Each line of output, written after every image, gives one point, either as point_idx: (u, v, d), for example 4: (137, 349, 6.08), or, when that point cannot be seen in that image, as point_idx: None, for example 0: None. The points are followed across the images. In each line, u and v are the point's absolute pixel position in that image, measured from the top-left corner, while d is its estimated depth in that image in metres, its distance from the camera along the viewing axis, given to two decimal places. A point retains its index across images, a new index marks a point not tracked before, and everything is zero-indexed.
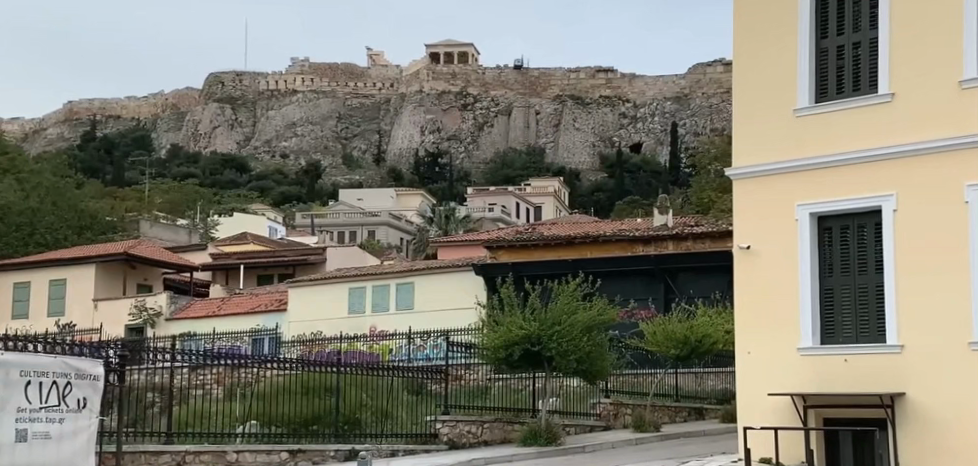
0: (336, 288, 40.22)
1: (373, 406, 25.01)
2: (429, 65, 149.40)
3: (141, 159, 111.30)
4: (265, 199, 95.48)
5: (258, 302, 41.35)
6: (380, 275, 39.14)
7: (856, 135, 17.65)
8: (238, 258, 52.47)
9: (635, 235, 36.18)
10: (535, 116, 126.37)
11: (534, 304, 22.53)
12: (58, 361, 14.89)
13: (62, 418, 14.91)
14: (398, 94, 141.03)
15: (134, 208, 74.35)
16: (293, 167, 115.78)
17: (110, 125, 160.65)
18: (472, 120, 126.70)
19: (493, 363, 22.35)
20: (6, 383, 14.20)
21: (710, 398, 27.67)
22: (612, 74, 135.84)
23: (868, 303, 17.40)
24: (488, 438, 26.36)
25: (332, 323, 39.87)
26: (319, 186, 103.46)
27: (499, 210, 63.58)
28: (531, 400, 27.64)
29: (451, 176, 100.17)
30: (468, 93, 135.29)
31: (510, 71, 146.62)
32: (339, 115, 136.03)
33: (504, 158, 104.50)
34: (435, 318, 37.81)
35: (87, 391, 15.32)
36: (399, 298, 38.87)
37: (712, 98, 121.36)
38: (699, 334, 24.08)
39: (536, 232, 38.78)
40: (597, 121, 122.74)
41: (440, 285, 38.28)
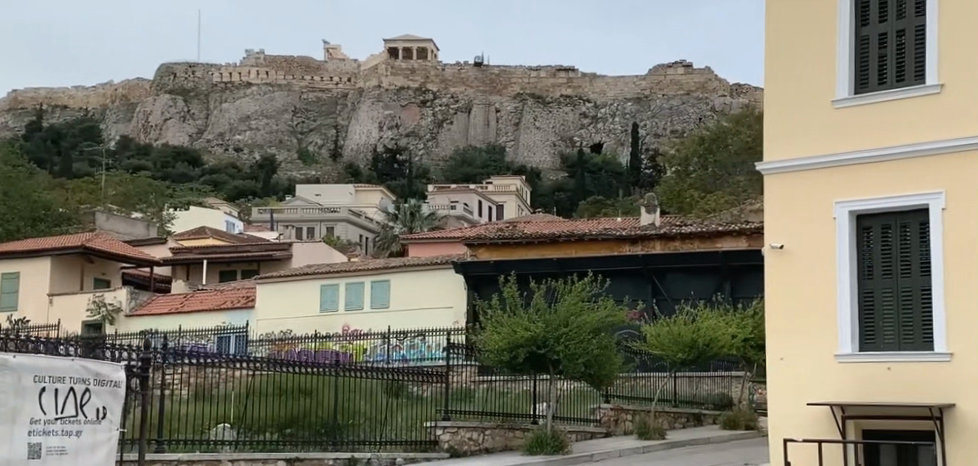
0: (306, 285, 38.92)
1: (372, 416, 23.84)
2: (387, 60, 148.02)
3: (91, 150, 108.86)
4: (218, 193, 93.60)
5: (225, 298, 40.09)
6: (353, 273, 37.72)
7: (902, 127, 17.49)
8: (200, 253, 50.97)
9: (621, 234, 34.86)
10: (495, 114, 126.77)
11: (539, 305, 21.32)
12: (75, 366, 14.24)
13: (80, 429, 14.24)
14: (355, 89, 139.47)
15: (88, 200, 72.27)
16: (247, 161, 113.90)
17: (58, 115, 157.13)
18: (432, 117, 125.93)
19: (496, 366, 21.15)
20: (19, 389, 13.47)
21: (706, 403, 26.57)
22: (573, 74, 135.39)
23: (912, 306, 17.20)
24: (488, 445, 25.18)
25: (302, 322, 38.65)
26: (274, 181, 101.69)
27: (462, 208, 62.45)
28: (531, 403, 26.39)
29: (411, 173, 99.09)
30: (427, 89, 133.97)
31: (471, 67, 145.46)
32: (295, 109, 134.24)
33: (464, 156, 103.43)
34: (411, 317, 36.51)
35: (106, 400, 14.69)
36: (373, 296, 37.49)
37: (672, 100, 120.88)
38: (706, 338, 23.05)
39: (517, 228, 37.78)
40: (557, 120, 122.30)
41: (415, 282, 36.92)
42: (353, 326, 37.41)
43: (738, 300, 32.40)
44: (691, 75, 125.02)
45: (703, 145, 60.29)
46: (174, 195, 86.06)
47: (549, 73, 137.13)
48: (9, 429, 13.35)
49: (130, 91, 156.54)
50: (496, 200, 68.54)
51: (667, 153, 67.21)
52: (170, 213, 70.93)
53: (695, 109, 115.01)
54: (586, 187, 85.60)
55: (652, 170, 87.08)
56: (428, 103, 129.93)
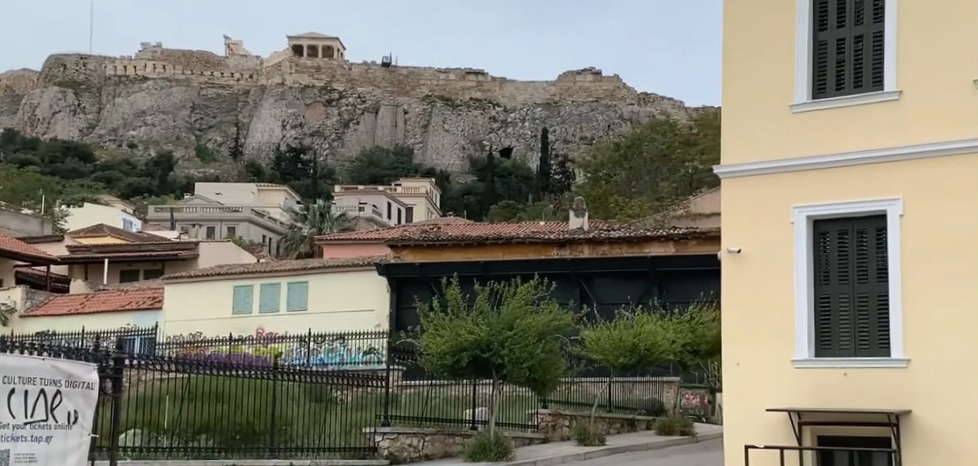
0: (218, 286, 37.78)
1: (301, 423, 22.74)
2: (291, 58, 146.35)
3: None
4: (112, 191, 91.12)
5: (130, 299, 38.85)
6: (270, 273, 36.81)
7: (860, 133, 17.13)
8: (98, 251, 49.30)
9: (549, 238, 34.74)
10: (403, 115, 124.79)
11: (483, 309, 20.91)
12: (47, 367, 12.91)
13: (50, 436, 12.92)
14: (257, 87, 137.46)
15: None
16: (142, 158, 111.27)
17: None
18: (337, 117, 124.61)
19: (438, 371, 20.73)
20: None
21: (639, 408, 26.02)
22: (482, 78, 135.66)
23: (868, 312, 16.80)
24: (429, 451, 24.44)
25: (213, 324, 37.56)
26: (170, 179, 99.51)
27: (370, 209, 61.52)
28: (466, 408, 26.00)
29: (315, 174, 97.95)
30: (332, 88, 132.55)
31: (377, 67, 144.49)
32: (193, 106, 131.72)
33: (371, 157, 102.66)
34: (329, 319, 35.69)
35: (79, 403, 13.38)
36: (290, 298, 36.61)
37: (581, 106, 121.45)
38: (647, 343, 22.76)
39: (441, 230, 37.25)
40: (467, 124, 123.34)
41: (334, 283, 36.07)
42: (268, 329, 36.46)
43: (667, 304, 32.13)
44: (601, 83, 126.29)
45: (618, 152, 60.85)
46: (67, 192, 83.71)
47: (457, 77, 137.12)
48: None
49: (17, 83, 151.96)
50: (406, 202, 67.93)
51: (582, 159, 67.35)
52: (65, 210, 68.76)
53: (603, 117, 115.89)
54: (496, 191, 85.59)
55: (563, 175, 88.84)
56: (334, 102, 128.69)
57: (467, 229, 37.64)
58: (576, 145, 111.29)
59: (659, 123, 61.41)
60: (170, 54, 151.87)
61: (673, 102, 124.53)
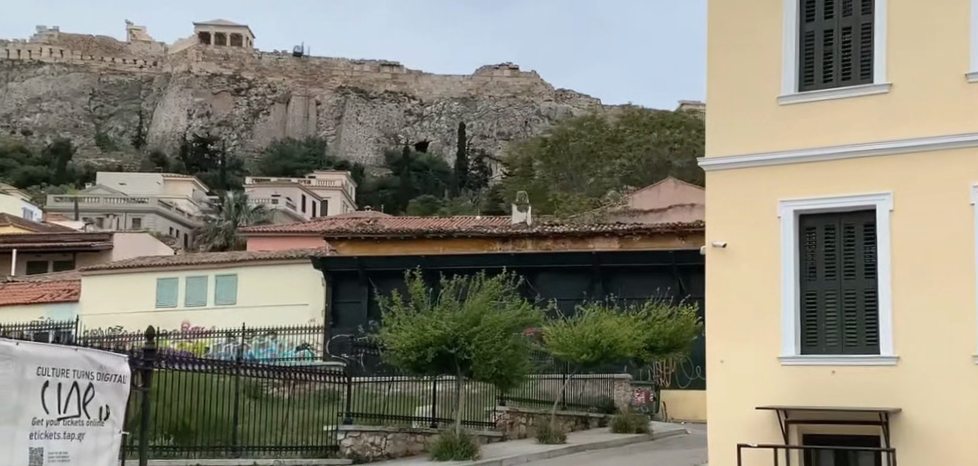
0: (139, 278, 37.49)
1: (255, 419, 21.03)
2: (197, 44, 143.94)
3: None
4: (9, 179, 88.31)
5: (42, 291, 38.23)
6: (196, 266, 36.62)
7: (848, 126, 16.67)
8: (6, 241, 47.27)
9: (493, 232, 35.06)
10: (316, 107, 125.57)
11: (447, 302, 20.38)
12: (79, 357, 12.01)
13: (82, 434, 12.00)
14: (161, 74, 134.86)
15: None
16: (38, 146, 108.09)
17: None
18: (246, 107, 123.41)
19: (402, 366, 20.06)
20: (21, 384, 11.30)
21: (590, 405, 25.66)
22: (397, 70, 135.27)
23: (856, 308, 16.40)
24: (392, 450, 22.58)
25: (135, 318, 37.25)
26: (69, 168, 96.62)
27: (284, 202, 60.48)
28: (417, 406, 23.79)
29: (222, 165, 96.39)
30: (242, 79, 130.55)
31: (288, 58, 142.69)
32: (93, 93, 128.71)
33: (282, 149, 101.52)
34: (261, 314, 35.69)
35: (110, 398, 12.42)
36: (218, 291, 36.51)
37: (497, 101, 121.46)
38: (609, 339, 22.51)
39: (377, 224, 37.16)
40: (381, 117, 122.71)
41: (266, 276, 35.98)
42: (194, 323, 36.37)
43: (623, 300, 32.62)
44: (518, 78, 126.75)
45: (545, 148, 61.66)
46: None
47: (370, 69, 136.46)
48: (7, 430, 11.16)
49: None
50: (320, 195, 67.04)
51: (507, 156, 67.28)
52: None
53: (520, 112, 116.28)
54: (414, 186, 85.30)
55: (481, 173, 89.04)
56: (243, 92, 126.94)
57: (405, 222, 37.75)
58: (492, 141, 111.31)
59: (588, 119, 61.68)
60: (68, 40, 147.92)
61: (589, 100, 125.40)
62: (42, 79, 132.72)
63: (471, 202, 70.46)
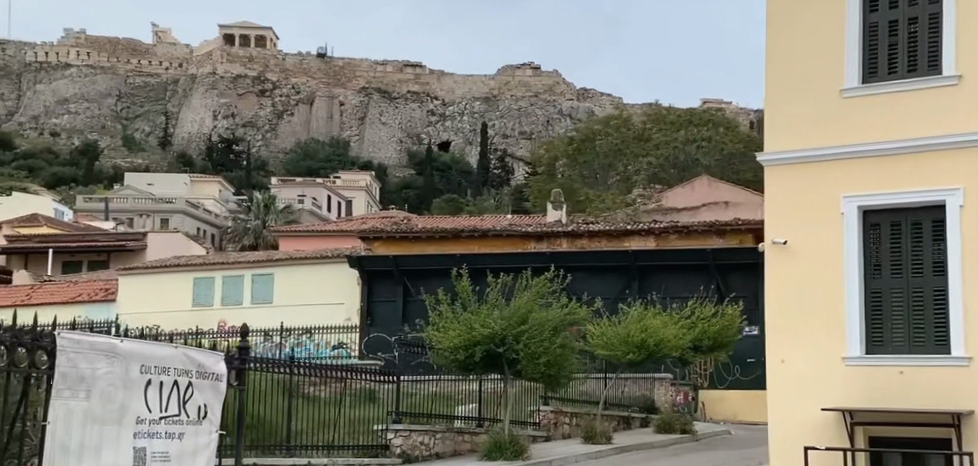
0: (175, 277, 38.01)
1: (306, 415, 20.89)
2: (221, 47, 144.97)
3: None
4: (38, 179, 89.04)
5: (80, 290, 38.48)
6: (232, 266, 37.15)
7: (916, 119, 16.54)
8: (40, 241, 47.54)
9: (527, 231, 35.67)
10: (340, 107, 125.61)
11: (495, 301, 20.34)
12: (178, 356, 12.56)
13: (182, 432, 12.60)
14: (186, 76, 135.81)
15: None
16: (66, 146, 108.90)
17: None
18: (271, 108, 124.17)
19: (449, 366, 20.01)
20: (127, 382, 11.74)
21: (632, 405, 25.57)
22: (419, 71, 135.75)
23: (923, 307, 16.29)
24: (440, 450, 22.73)
25: (172, 317, 37.77)
26: (96, 169, 97.04)
27: (310, 202, 60.64)
28: (455, 405, 23.61)
29: (247, 166, 96.97)
30: (266, 80, 131.05)
31: (309, 59, 143.41)
32: (121, 94, 130.06)
33: (307, 149, 101.91)
34: (298, 313, 36.21)
35: (207, 397, 13.07)
36: (255, 290, 37.02)
37: (519, 100, 121.50)
38: (656, 339, 22.98)
39: (411, 223, 38.00)
40: (404, 117, 123.13)
41: (303, 276, 36.51)
42: (230, 322, 36.83)
43: (667, 299, 33.36)
44: (540, 78, 126.71)
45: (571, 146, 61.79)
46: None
47: (394, 70, 137.03)
48: (115, 431, 11.53)
49: None
50: (346, 195, 67.29)
51: (532, 155, 67.43)
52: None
53: (543, 111, 116.44)
54: (438, 186, 85.39)
55: (506, 173, 89.36)
56: (267, 93, 127.66)
57: (437, 222, 38.23)
58: (514, 140, 111.45)
59: (614, 118, 61.78)
60: (94, 43, 149.38)
61: (611, 99, 125.38)
62: (67, 80, 133.56)
63: (496, 200, 70.57)
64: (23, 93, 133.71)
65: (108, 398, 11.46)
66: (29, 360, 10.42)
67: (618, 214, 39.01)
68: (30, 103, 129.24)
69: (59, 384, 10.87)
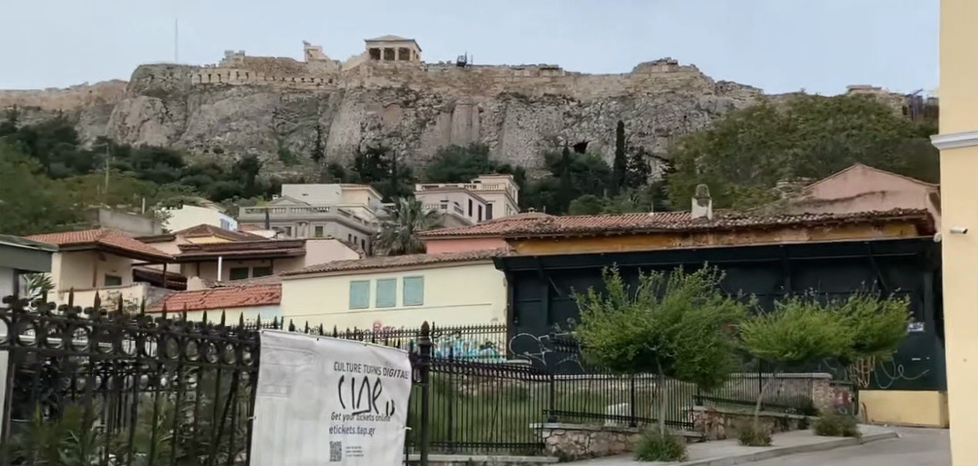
0: (332, 280, 39.49)
1: (464, 412, 21.05)
2: (367, 61, 149.42)
3: (73, 149, 108.94)
4: (202, 192, 93.79)
5: (249, 294, 40.82)
6: (385, 269, 38.30)
7: None
8: (211, 250, 52.87)
9: (672, 229, 35.90)
10: (478, 114, 128.14)
11: (647, 299, 20.34)
12: (368, 353, 12.52)
13: (373, 428, 12.56)
14: (336, 91, 140.62)
15: (88, 198, 72.55)
16: (227, 162, 114.18)
17: (41, 119, 158.19)
18: (415, 118, 127.58)
19: (602, 365, 20.08)
20: (322, 379, 11.71)
21: (789, 406, 25.64)
22: (557, 73, 136.82)
23: None
24: (594, 449, 22.98)
25: (331, 318, 39.28)
26: (256, 182, 101.47)
27: (452, 207, 61.50)
28: (608, 405, 23.74)
29: (393, 174, 99.88)
30: (410, 90, 134.27)
31: (451, 67, 146.29)
32: (276, 111, 135.91)
33: (449, 157, 103.82)
34: (447, 314, 37.04)
35: (395, 393, 13.02)
36: (407, 292, 38.07)
37: (655, 98, 120.51)
38: (815, 336, 23.20)
39: (554, 224, 38.36)
40: (541, 121, 123.95)
41: (452, 277, 37.35)
42: (383, 323, 37.99)
43: (824, 295, 33.11)
44: (677, 74, 125.08)
45: (712, 142, 61.74)
46: (158, 193, 84.96)
47: (533, 74, 138.27)
48: (313, 425, 11.59)
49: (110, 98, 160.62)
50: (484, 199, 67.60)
51: (671, 151, 67.53)
52: (163, 214, 69.81)
53: (681, 107, 116.02)
54: (572, 187, 85.23)
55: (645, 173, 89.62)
56: (411, 104, 131.16)
57: (580, 222, 38.54)
58: (652, 137, 111.34)
59: (757, 109, 61.51)
60: (251, 63, 156.27)
61: (751, 89, 124.18)
62: (226, 100, 138.76)
63: (635, 198, 70.84)
64: (188, 111, 140.49)
65: (306, 393, 11.52)
66: (236, 355, 10.75)
67: (765, 208, 38.73)
68: (194, 123, 136.07)
69: (263, 380, 11.07)
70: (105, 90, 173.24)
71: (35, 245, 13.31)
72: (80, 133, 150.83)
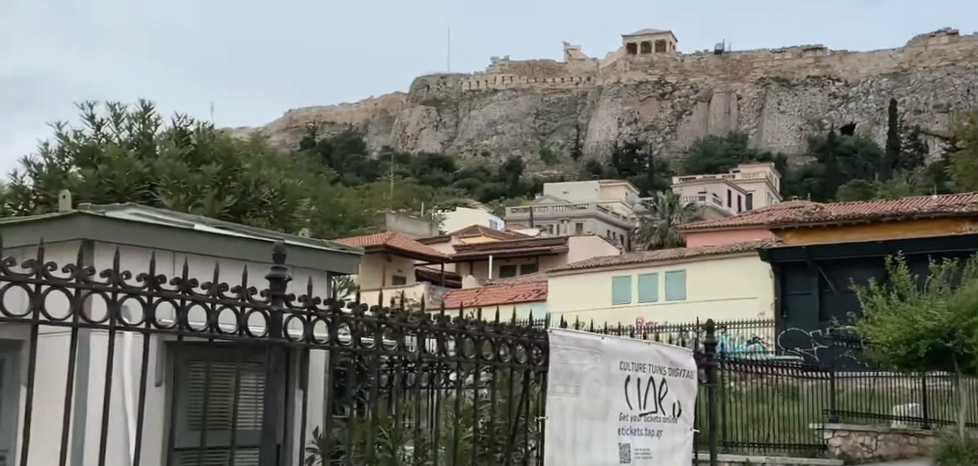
0: (595, 277, 41.46)
1: (740, 411, 20.01)
2: (628, 56, 151.35)
3: (356, 159, 116.16)
4: (473, 194, 97.98)
5: (519, 291, 43.58)
6: (646, 265, 40.01)
7: None
8: (482, 250, 57.13)
9: (960, 213, 33.14)
10: (737, 101, 126.64)
11: (939, 293, 18.93)
12: (653, 352, 12.10)
13: (661, 429, 12.18)
14: (596, 88, 143.74)
15: (376, 205, 77.47)
16: (495, 164, 118.51)
17: (327, 131, 169.09)
18: (670, 109, 130.37)
19: (892, 364, 18.83)
20: (608, 379, 11.40)
21: None
22: (822, 54, 133.61)
23: None
24: (883, 453, 20.67)
25: (596, 313, 41.04)
26: (522, 183, 105.29)
27: (713, 197, 60.55)
28: (896, 405, 21.88)
29: (652, 169, 101.15)
30: (668, 83, 135.31)
31: (713, 56, 145.90)
32: (538, 112, 142.34)
33: (709, 146, 100.82)
34: (709, 306, 38.53)
35: (680, 393, 12.63)
36: (669, 287, 39.77)
37: (932, 72, 116.92)
38: None
39: (824, 213, 37.28)
40: (803, 105, 121.20)
41: (713, 271, 38.92)
42: (648, 318, 39.55)
43: None
44: (954, 45, 119.48)
45: None
46: (433, 197, 88.35)
47: (795, 55, 135.36)
48: (602, 425, 11.30)
49: (389, 108, 170.46)
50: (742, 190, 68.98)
51: (948, 128, 64.94)
52: (440, 217, 72.42)
53: (958, 82, 110.94)
54: (840, 171, 82.37)
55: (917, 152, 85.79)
56: (669, 95, 132.50)
57: (853, 210, 37.24)
58: (924, 116, 107.47)
59: None
60: (516, 66, 161.67)
61: None
62: (495, 105, 146.01)
63: (911, 177, 68.52)
64: (460, 117, 147.88)
65: (594, 393, 11.24)
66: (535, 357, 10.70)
67: None
68: (464, 128, 142.60)
69: (553, 379, 10.85)
70: (386, 100, 183.09)
71: (345, 250, 14.80)
72: (366, 142, 160.41)
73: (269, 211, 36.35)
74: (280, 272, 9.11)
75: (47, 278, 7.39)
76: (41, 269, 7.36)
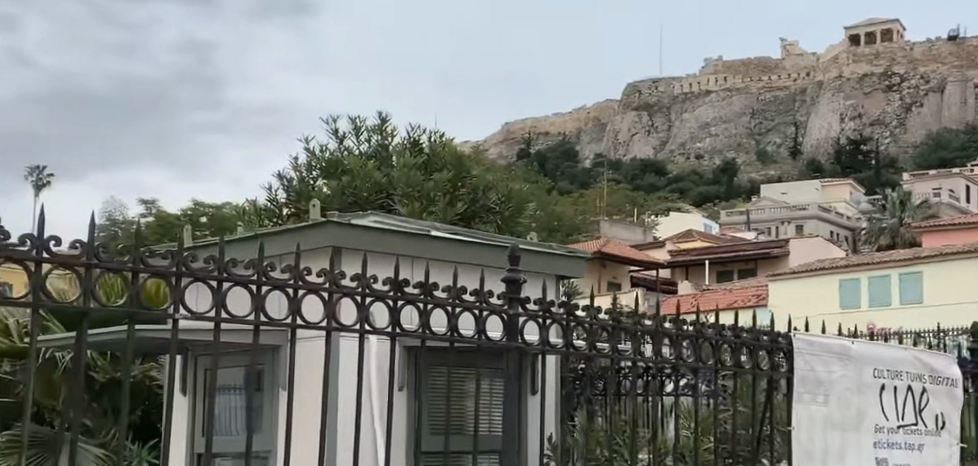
0: (822, 279, 39.88)
1: None
2: (847, 51, 148.39)
3: (569, 165, 117.20)
4: (687, 198, 97.58)
5: (740, 295, 42.32)
6: (877, 267, 38.22)
7: None
8: (697, 254, 56.26)
9: None
10: (973, 89, 123.20)
11: None
12: (911, 358, 10.83)
13: (924, 444, 10.84)
14: (814, 86, 141.62)
15: (593, 211, 77.91)
16: (708, 167, 117.76)
17: (537, 138, 170.94)
18: (897, 102, 127.09)
19: None
20: (859, 387, 10.25)
21: None
22: None
23: None
24: None
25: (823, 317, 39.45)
26: (737, 184, 104.23)
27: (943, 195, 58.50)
28: None
29: (875, 166, 98.77)
30: (892, 76, 132.88)
31: (939, 47, 141.55)
32: (754, 111, 141.37)
33: (942, 140, 102.52)
34: (948, 311, 36.57)
35: (946, 405, 11.22)
36: (902, 290, 37.86)
37: None
38: None
39: None
40: None
41: (952, 273, 36.87)
42: (880, 322, 37.78)
43: None
44: None
45: None
46: (647, 202, 87.46)
47: None
48: (855, 437, 10.15)
49: (598, 114, 171.19)
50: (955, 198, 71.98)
51: None
52: (656, 222, 71.82)
53: None
54: None
55: None
56: (895, 86, 129.85)
57: None
58: None
59: None
60: (727, 67, 160.33)
61: None
62: (710, 108, 145.95)
63: None
64: (674, 121, 148.12)
65: (844, 402, 10.12)
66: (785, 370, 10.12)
67: None
68: (679, 132, 142.58)
69: (799, 387, 9.85)
70: (596, 107, 183.99)
71: (573, 252, 14.06)
72: (580, 147, 161.61)
73: (496, 216, 39.05)
74: (518, 275, 8.44)
75: (223, 274, 6.81)
76: (223, 267, 6.82)
